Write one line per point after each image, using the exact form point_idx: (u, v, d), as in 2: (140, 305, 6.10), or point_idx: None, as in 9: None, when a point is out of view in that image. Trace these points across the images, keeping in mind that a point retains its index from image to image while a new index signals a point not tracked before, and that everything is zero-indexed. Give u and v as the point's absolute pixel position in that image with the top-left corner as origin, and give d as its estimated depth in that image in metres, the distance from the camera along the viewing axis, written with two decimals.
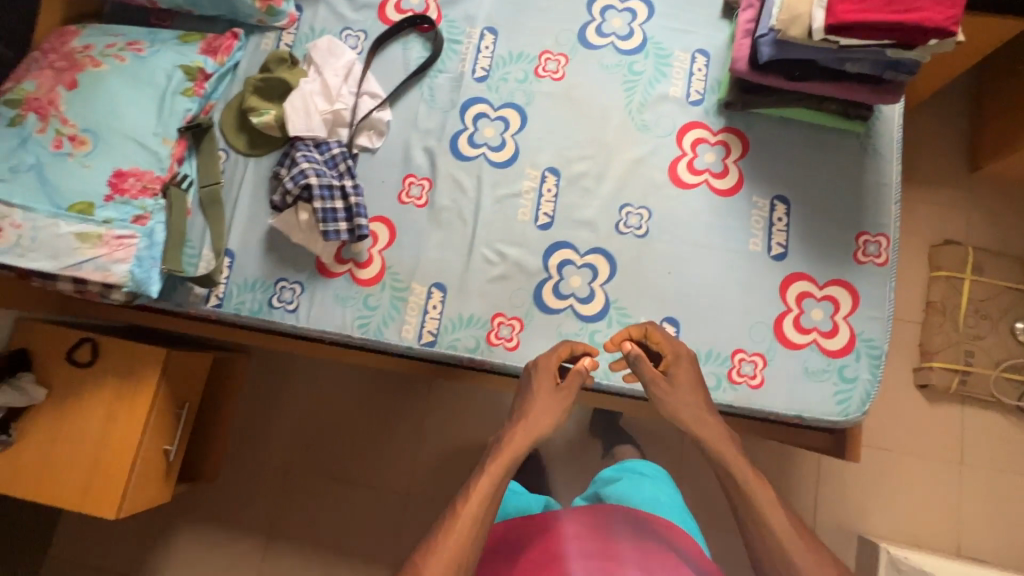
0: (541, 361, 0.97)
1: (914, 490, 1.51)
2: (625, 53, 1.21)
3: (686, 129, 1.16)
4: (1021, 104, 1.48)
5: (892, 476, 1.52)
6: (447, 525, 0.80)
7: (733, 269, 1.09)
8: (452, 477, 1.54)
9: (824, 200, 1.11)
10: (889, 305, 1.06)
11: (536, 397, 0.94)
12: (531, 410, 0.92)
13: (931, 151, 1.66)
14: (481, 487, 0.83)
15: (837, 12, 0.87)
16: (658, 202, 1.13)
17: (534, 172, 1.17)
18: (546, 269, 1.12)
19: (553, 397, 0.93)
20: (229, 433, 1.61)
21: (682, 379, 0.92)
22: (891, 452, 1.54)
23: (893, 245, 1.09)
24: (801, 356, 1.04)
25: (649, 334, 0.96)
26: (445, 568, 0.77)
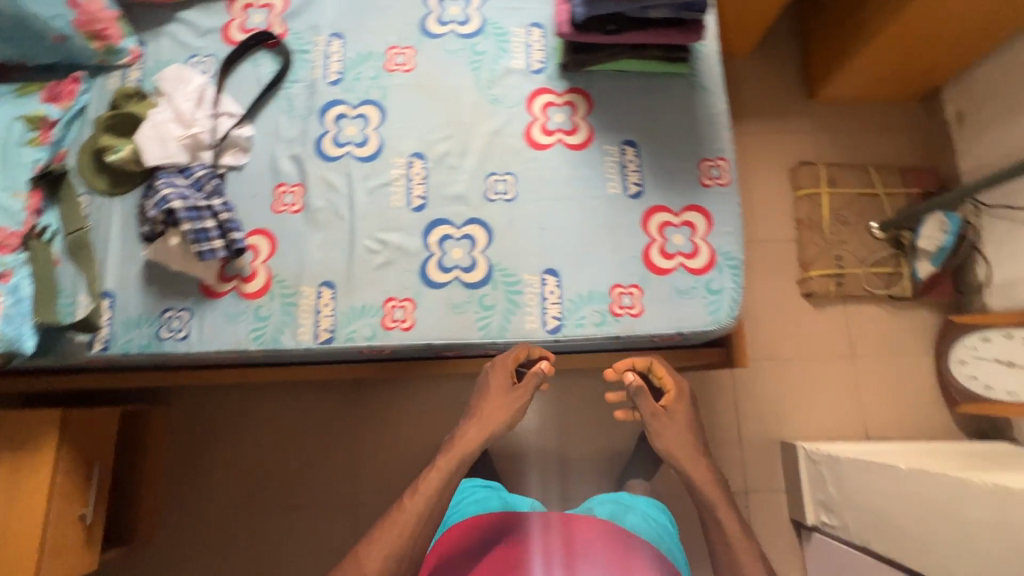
0: (501, 366, 1.07)
1: (819, 390, 1.65)
2: (466, 37, 1.29)
3: (535, 96, 1.25)
4: (836, 32, 1.68)
5: (799, 381, 1.66)
6: (396, 514, 0.93)
7: (598, 213, 1.18)
8: (395, 475, 1.58)
9: (666, 137, 1.22)
10: (738, 219, 1.18)
11: (491, 392, 1.06)
12: (485, 411, 1.04)
13: (773, 88, 1.86)
14: (425, 485, 0.95)
15: None
16: (520, 166, 1.20)
17: (401, 160, 1.22)
18: (427, 247, 1.17)
19: (506, 397, 1.05)
20: (162, 484, 1.57)
21: (677, 415, 1.10)
22: (793, 359, 1.68)
23: (732, 166, 1.21)
24: (671, 279, 1.14)
25: (654, 369, 1.13)
26: (397, 540, 0.91)
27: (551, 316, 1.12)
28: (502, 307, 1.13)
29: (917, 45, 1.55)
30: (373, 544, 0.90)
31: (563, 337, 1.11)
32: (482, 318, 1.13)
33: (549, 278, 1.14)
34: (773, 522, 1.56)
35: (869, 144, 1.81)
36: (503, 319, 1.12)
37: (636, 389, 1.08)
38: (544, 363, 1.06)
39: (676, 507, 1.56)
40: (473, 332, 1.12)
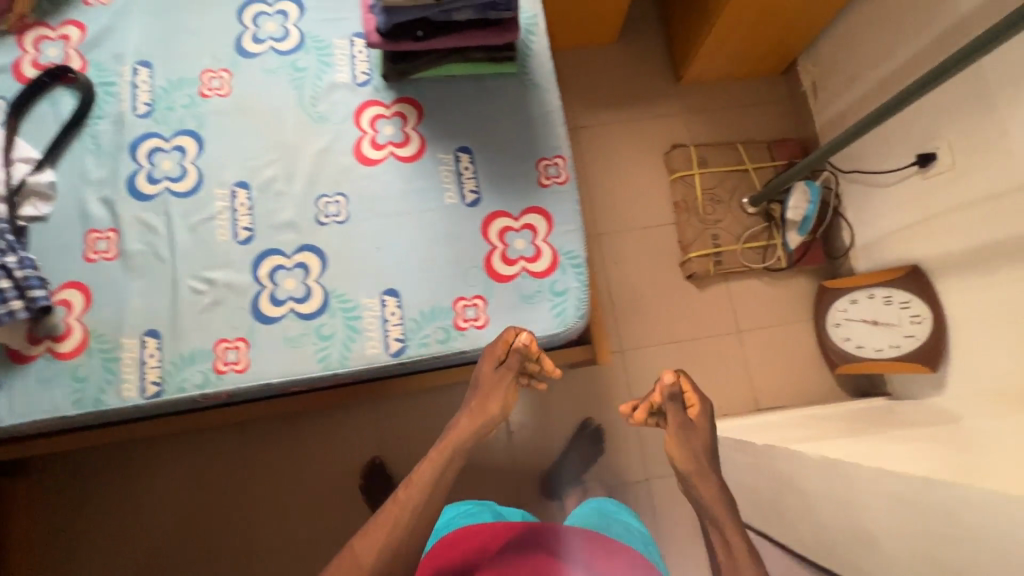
0: (492, 351, 0.96)
1: (708, 368, 1.68)
2: (285, 54, 1.22)
3: (362, 109, 1.19)
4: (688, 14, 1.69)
5: (689, 362, 1.68)
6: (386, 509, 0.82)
7: (436, 226, 1.14)
8: (290, 511, 1.52)
9: (501, 140, 1.19)
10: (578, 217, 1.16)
11: (481, 376, 0.96)
12: (481, 394, 0.95)
13: (642, 74, 1.86)
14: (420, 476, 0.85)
15: None
16: (351, 185, 1.15)
17: (223, 191, 1.14)
18: (258, 281, 1.10)
19: (498, 382, 0.95)
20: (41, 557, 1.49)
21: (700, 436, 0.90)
22: (682, 341, 1.70)
23: (569, 163, 1.19)
24: (514, 285, 1.11)
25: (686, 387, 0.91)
26: (389, 538, 0.79)
27: (393, 338, 1.08)
28: (341, 335, 1.08)
29: (760, 20, 1.57)
30: (357, 546, 0.78)
31: (406, 358, 1.07)
32: (322, 349, 1.07)
33: (389, 299, 1.10)
34: (675, 503, 1.60)
35: (737, 120, 1.83)
36: (343, 347, 1.07)
37: (664, 397, 0.90)
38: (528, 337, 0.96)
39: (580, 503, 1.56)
40: (314, 365, 1.07)
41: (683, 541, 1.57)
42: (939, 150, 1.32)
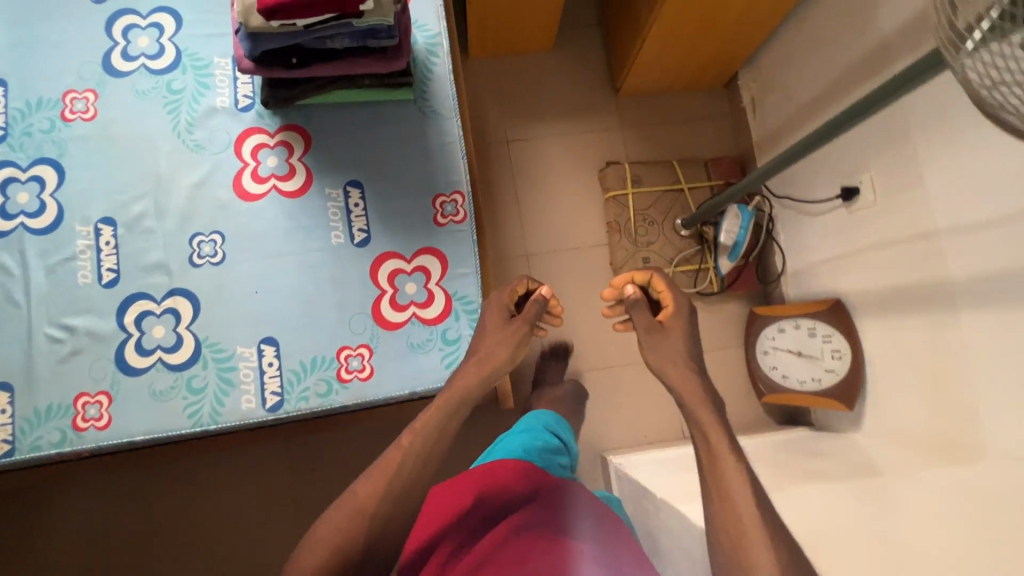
0: (492, 302, 0.97)
1: (636, 396, 1.65)
2: (159, 73, 1.11)
3: (243, 138, 1.09)
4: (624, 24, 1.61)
5: (616, 389, 1.65)
6: (393, 452, 0.82)
7: (321, 269, 1.06)
8: None
9: (395, 174, 1.11)
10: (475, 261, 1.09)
11: (486, 319, 0.94)
12: (483, 343, 0.91)
13: (580, 85, 1.77)
14: (421, 424, 0.84)
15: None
16: (229, 223, 1.06)
17: (86, 228, 1.04)
18: (122, 328, 1.01)
19: (507, 329, 0.93)
20: None
21: (675, 331, 0.91)
22: (611, 368, 1.66)
23: (468, 199, 1.12)
24: (403, 333, 1.05)
25: (652, 283, 0.97)
26: (388, 483, 0.79)
27: (270, 392, 1.01)
28: (214, 388, 1.01)
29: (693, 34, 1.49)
30: (358, 486, 0.80)
31: (283, 413, 1.00)
32: (192, 404, 1.00)
33: (267, 348, 1.02)
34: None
35: (675, 136, 1.77)
36: (214, 401, 1.00)
37: (628, 303, 0.96)
38: (537, 293, 0.96)
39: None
40: (183, 421, 0.99)
41: None
42: (862, 183, 1.28)
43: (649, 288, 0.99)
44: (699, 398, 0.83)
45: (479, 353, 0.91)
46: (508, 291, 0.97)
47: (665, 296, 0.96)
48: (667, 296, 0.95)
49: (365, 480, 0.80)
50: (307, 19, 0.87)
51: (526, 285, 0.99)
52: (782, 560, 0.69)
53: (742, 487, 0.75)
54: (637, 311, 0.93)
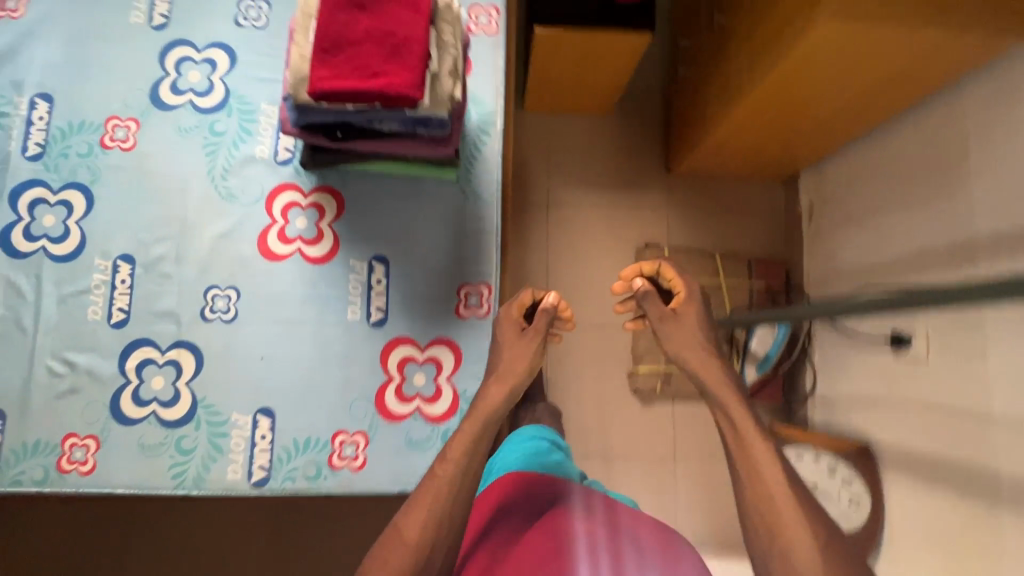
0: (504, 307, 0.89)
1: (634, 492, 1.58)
2: (205, 112, 1.07)
3: (276, 193, 1.06)
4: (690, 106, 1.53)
5: (614, 481, 1.58)
6: (429, 483, 0.75)
7: (331, 344, 1.02)
8: None
9: (424, 255, 1.06)
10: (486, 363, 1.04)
11: (501, 338, 0.87)
12: (502, 353, 0.85)
13: (632, 156, 1.70)
14: (455, 451, 0.76)
15: (313, 80, 0.79)
16: (247, 281, 1.03)
17: (105, 262, 1.02)
18: (123, 373, 0.99)
19: (523, 343, 0.85)
20: None
21: (691, 317, 0.83)
22: (613, 458, 1.59)
23: (495, 293, 1.06)
24: (403, 426, 1.00)
25: (661, 272, 0.88)
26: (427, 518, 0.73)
27: (258, 466, 0.98)
28: (203, 452, 0.98)
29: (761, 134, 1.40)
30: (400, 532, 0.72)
31: (267, 492, 0.97)
32: (178, 465, 0.97)
33: (262, 420, 0.99)
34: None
35: (721, 225, 1.68)
36: (200, 466, 0.97)
37: (639, 294, 0.86)
38: (548, 296, 0.87)
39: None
40: (165, 481, 0.96)
41: None
42: (914, 335, 1.18)
43: (660, 282, 0.89)
44: (723, 385, 0.76)
45: (502, 370, 0.83)
46: (516, 300, 0.89)
47: (675, 285, 0.87)
48: (678, 283, 0.87)
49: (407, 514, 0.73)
50: (355, 105, 0.81)
51: (532, 295, 0.89)
52: (819, 537, 0.66)
53: (776, 473, 0.69)
54: (649, 303, 0.85)
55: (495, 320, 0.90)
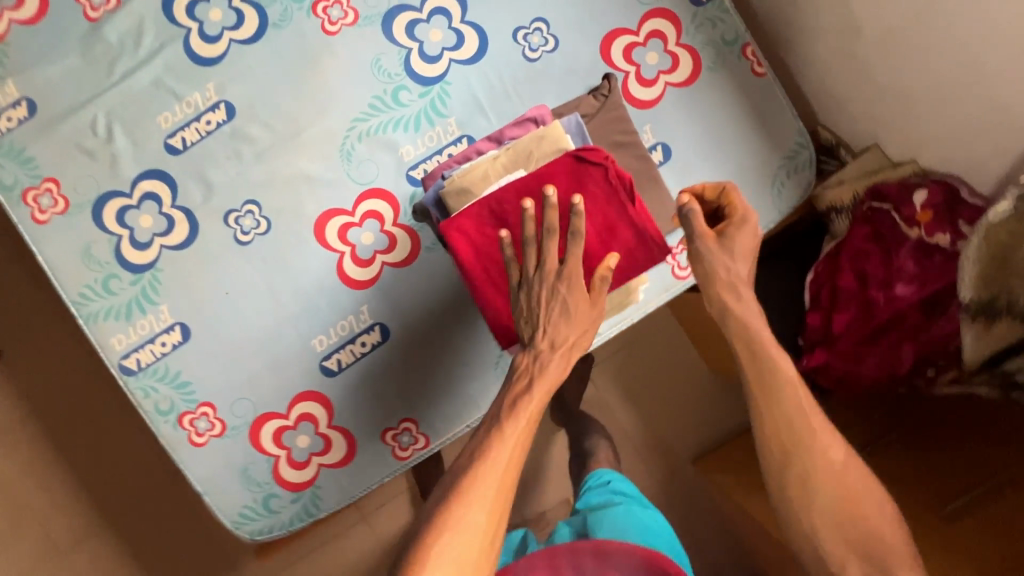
0: (558, 278, 0.69)
1: None
2: (408, 71, 0.96)
3: (377, 195, 0.96)
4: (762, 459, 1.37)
5: None
6: (446, 510, 0.61)
7: (280, 342, 0.96)
8: None
9: (415, 365, 0.98)
10: (439, 438, 0.99)
11: (573, 322, 0.69)
12: (554, 339, 0.68)
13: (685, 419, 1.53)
14: (498, 454, 0.63)
15: (457, 219, 0.73)
16: (284, 229, 0.96)
17: (211, 93, 0.95)
18: (130, 185, 0.95)
19: (582, 311, 0.69)
20: None
21: (742, 242, 0.73)
22: None
23: (424, 452, 0.99)
24: (252, 457, 0.96)
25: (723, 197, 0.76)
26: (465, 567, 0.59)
27: (135, 358, 0.95)
28: (115, 303, 0.95)
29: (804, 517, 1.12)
30: None
31: (121, 383, 0.95)
32: (91, 291, 0.95)
33: (174, 334, 0.96)
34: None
35: None
36: (103, 310, 0.95)
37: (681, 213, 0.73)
38: (609, 265, 0.70)
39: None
40: (72, 291, 0.95)
41: None
42: None
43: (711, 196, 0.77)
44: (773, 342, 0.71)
45: (557, 343, 0.68)
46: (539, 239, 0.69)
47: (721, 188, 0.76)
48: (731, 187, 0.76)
49: (435, 541, 0.59)
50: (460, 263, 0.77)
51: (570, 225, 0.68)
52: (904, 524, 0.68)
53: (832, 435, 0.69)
54: (699, 210, 0.72)
55: (565, 292, 0.68)
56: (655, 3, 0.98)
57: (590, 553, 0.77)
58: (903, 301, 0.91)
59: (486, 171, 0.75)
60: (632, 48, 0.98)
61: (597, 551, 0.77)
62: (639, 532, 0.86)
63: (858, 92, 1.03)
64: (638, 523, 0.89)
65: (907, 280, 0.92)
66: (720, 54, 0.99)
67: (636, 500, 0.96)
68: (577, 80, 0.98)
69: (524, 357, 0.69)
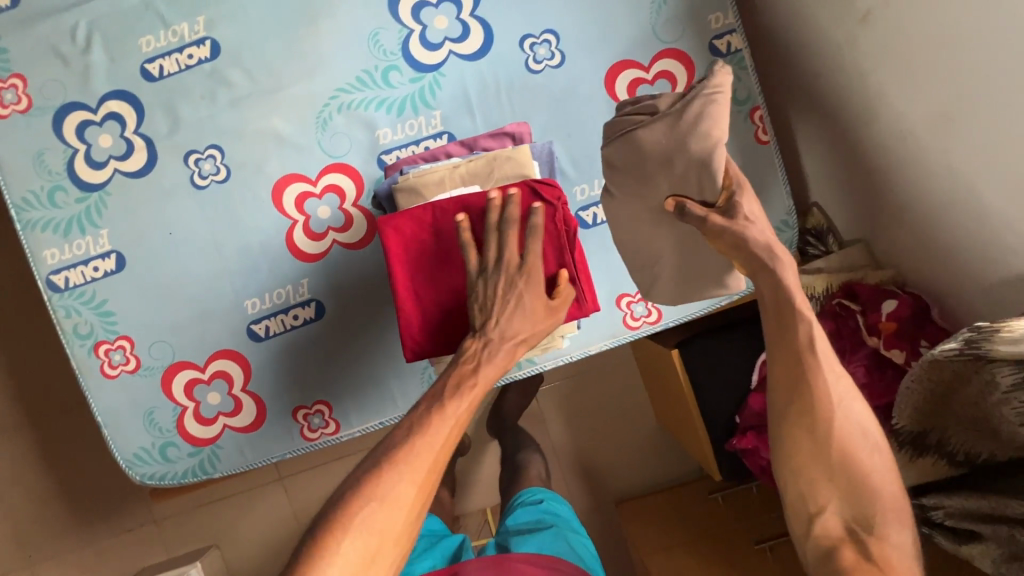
0: (519, 272, 0.65)
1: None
2: (404, 52, 0.92)
3: (343, 171, 0.93)
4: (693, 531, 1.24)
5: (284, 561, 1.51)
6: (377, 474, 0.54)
7: (213, 295, 0.94)
8: None
9: (342, 351, 0.96)
10: (353, 428, 0.97)
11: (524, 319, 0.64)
12: (515, 320, 0.63)
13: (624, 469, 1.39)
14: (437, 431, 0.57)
15: (399, 215, 0.70)
16: (243, 182, 0.93)
17: (199, 27, 0.91)
18: (98, 101, 0.92)
19: (538, 312, 0.65)
20: None
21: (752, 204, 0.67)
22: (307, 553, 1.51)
23: (332, 438, 0.97)
24: (160, 401, 0.95)
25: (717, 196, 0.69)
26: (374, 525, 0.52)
27: (64, 275, 0.93)
28: (56, 216, 0.93)
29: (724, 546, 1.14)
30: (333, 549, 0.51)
31: (44, 295, 0.93)
32: (36, 199, 0.93)
33: (108, 261, 0.93)
34: (120, 557, 1.53)
35: None
36: (42, 220, 0.93)
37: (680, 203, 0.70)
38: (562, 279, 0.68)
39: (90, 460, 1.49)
40: (17, 193, 0.93)
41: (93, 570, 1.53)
42: None
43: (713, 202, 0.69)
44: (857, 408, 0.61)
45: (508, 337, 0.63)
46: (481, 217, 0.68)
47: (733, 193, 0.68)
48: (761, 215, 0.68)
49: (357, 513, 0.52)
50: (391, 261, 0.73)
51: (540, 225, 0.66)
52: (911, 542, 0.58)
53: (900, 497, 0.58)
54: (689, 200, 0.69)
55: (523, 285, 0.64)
56: (674, 43, 0.94)
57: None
58: None
59: (438, 177, 0.74)
60: (637, 83, 0.94)
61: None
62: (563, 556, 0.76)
63: (858, 182, 0.99)
64: (564, 547, 0.78)
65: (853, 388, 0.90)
66: None
67: (567, 523, 0.85)
68: (573, 103, 0.94)
69: (474, 342, 0.63)
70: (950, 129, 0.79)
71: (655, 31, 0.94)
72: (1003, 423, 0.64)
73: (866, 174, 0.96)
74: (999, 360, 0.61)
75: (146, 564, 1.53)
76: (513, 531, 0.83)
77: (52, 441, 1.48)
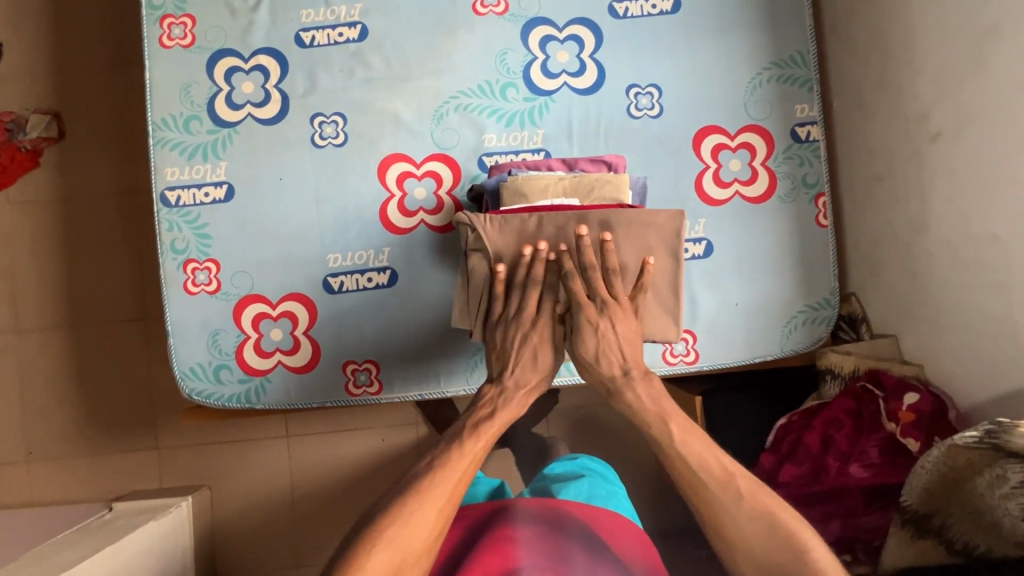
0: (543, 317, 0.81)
1: (260, 535, 1.53)
2: (525, 74, 1.04)
3: (445, 161, 1.04)
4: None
5: (272, 517, 1.53)
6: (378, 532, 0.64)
7: (300, 242, 1.03)
8: (133, 87, 1.52)
9: (402, 320, 1.04)
10: (397, 394, 1.03)
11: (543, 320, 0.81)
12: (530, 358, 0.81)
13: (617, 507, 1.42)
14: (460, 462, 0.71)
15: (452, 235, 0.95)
16: (356, 150, 1.04)
17: (355, 12, 1.04)
18: (250, 53, 1.04)
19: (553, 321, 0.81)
20: None
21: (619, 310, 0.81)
22: (296, 514, 1.53)
23: (372, 397, 1.03)
24: (227, 325, 1.03)
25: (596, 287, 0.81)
26: (405, 543, 0.64)
27: (177, 194, 1.03)
28: (186, 141, 1.03)
29: None
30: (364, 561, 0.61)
31: (155, 207, 1.03)
32: (173, 122, 1.04)
33: (219, 191, 1.03)
34: (114, 476, 1.55)
35: None
36: (174, 142, 1.03)
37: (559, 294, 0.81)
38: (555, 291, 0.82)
39: (116, 375, 1.55)
40: (158, 114, 1.04)
41: (84, 481, 1.55)
42: None
43: (558, 288, 0.82)
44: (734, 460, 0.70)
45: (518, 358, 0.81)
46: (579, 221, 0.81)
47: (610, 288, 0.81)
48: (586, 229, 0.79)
49: (404, 528, 0.64)
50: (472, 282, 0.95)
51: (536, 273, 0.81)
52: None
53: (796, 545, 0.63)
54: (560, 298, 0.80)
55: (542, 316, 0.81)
56: (760, 121, 1.05)
57: (541, 523, 0.73)
58: (852, 479, 0.95)
59: (539, 184, 0.88)
60: (720, 148, 1.05)
61: (547, 521, 0.73)
62: (602, 501, 0.81)
63: (898, 281, 1.08)
64: (602, 493, 0.84)
65: (864, 465, 0.95)
66: (794, 190, 1.05)
67: (601, 473, 0.90)
68: (661, 150, 1.04)
69: (492, 390, 0.80)
70: (995, 253, 0.87)
71: (747, 107, 1.05)
72: (1004, 518, 0.68)
73: (911, 275, 1.05)
74: (1011, 456, 0.69)
75: (136, 488, 1.55)
76: (553, 477, 0.89)
77: (86, 347, 1.54)
